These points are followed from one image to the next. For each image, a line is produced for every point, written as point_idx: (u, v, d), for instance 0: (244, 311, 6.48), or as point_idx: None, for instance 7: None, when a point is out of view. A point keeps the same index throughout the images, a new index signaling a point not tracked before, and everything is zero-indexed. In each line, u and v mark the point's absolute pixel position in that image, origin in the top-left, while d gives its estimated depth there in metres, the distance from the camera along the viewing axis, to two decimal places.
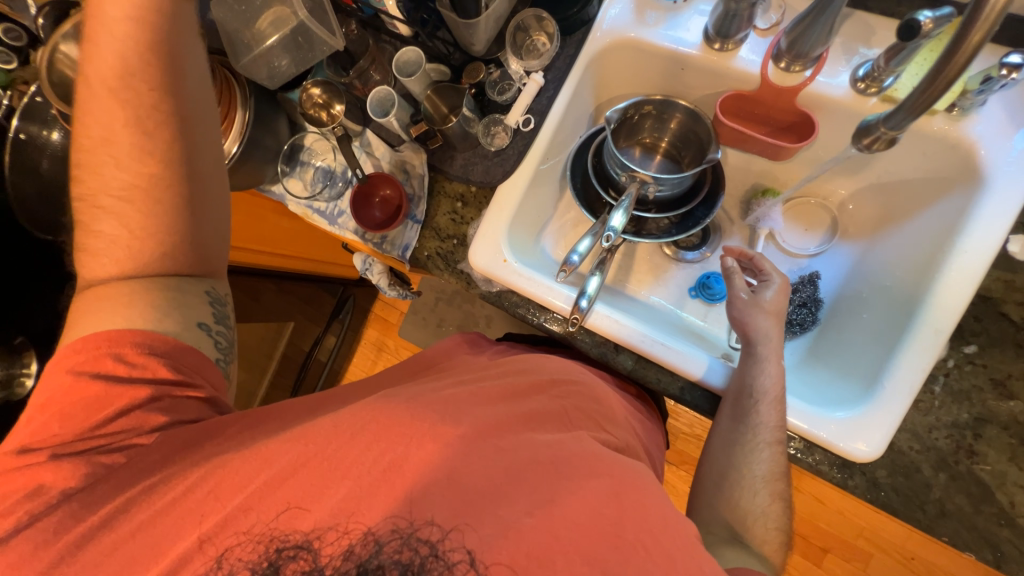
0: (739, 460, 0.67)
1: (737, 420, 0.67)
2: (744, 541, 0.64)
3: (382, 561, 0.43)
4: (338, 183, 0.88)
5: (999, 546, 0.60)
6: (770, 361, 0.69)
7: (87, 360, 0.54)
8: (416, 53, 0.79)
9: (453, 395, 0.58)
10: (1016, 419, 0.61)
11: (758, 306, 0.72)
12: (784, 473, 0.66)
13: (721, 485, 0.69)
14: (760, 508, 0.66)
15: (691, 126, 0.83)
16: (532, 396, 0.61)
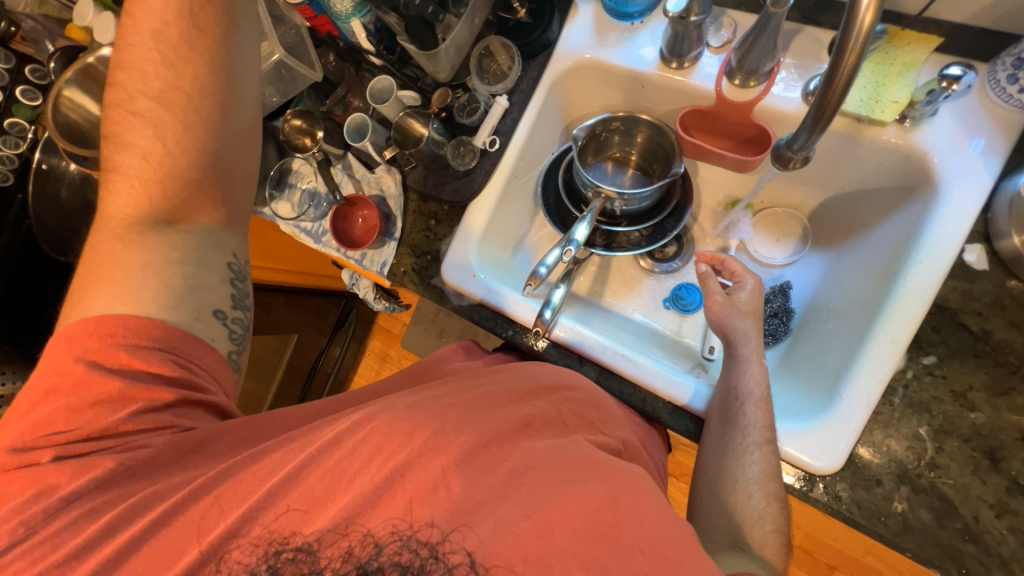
0: (731, 464, 0.63)
1: (726, 424, 0.66)
2: (743, 543, 0.58)
3: (382, 564, 0.43)
4: (323, 204, 0.93)
5: (965, 562, 0.58)
6: (751, 361, 0.69)
7: (99, 349, 0.52)
8: (389, 81, 0.84)
9: (457, 401, 0.55)
10: (977, 432, 0.60)
11: (735, 307, 0.73)
12: (777, 472, 0.62)
13: (717, 493, 0.64)
14: (756, 509, 0.60)
15: (657, 140, 0.84)
16: (534, 401, 0.59)
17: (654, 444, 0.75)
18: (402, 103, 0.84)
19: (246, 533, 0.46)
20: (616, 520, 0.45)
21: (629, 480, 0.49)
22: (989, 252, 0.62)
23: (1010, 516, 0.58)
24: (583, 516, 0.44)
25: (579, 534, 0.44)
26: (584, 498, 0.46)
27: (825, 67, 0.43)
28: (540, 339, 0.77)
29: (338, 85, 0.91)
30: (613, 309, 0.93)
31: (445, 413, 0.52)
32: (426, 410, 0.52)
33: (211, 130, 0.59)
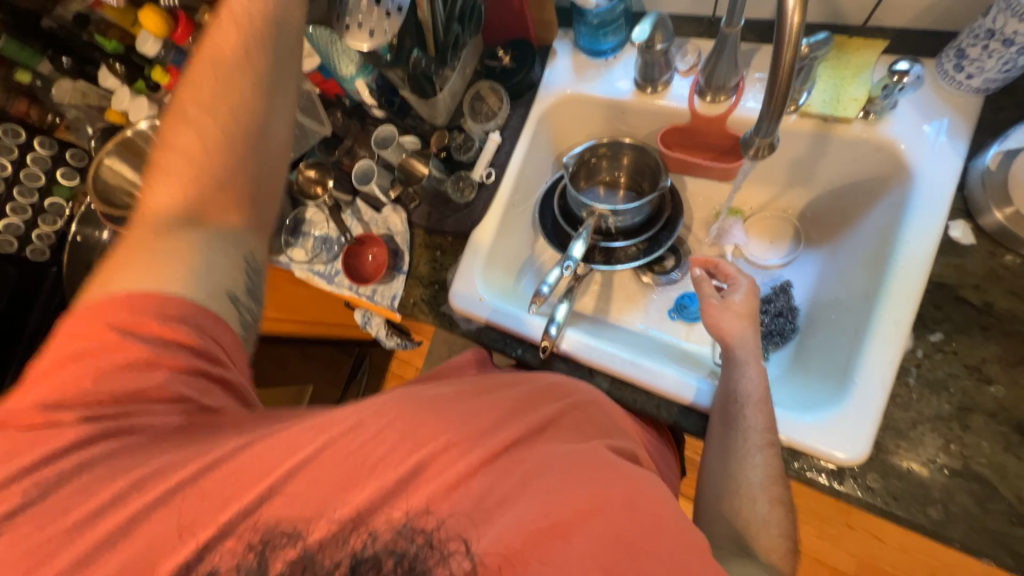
0: (734, 469, 0.62)
1: (726, 429, 0.65)
2: (750, 552, 0.57)
3: (376, 552, 0.44)
4: (334, 247, 0.98)
5: (1017, 547, 0.55)
6: (750, 364, 0.68)
7: (129, 318, 0.52)
8: (391, 130, 0.92)
9: (473, 402, 0.54)
10: (1001, 407, 0.59)
11: (729, 309, 0.72)
12: (781, 475, 0.61)
13: (720, 496, 0.63)
14: (760, 514, 0.60)
15: (641, 159, 0.90)
16: (548, 405, 0.57)
17: (659, 454, 0.74)
18: (404, 147, 0.92)
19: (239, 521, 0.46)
20: (637, 528, 0.45)
21: (637, 483, 0.48)
22: (973, 226, 0.64)
23: None
24: (601, 524, 0.44)
25: (596, 545, 0.43)
26: (594, 502, 0.46)
27: (770, 59, 0.48)
28: (544, 353, 0.79)
29: (344, 137, 0.98)
30: (619, 325, 0.95)
31: (461, 414, 0.52)
32: (438, 405, 0.53)
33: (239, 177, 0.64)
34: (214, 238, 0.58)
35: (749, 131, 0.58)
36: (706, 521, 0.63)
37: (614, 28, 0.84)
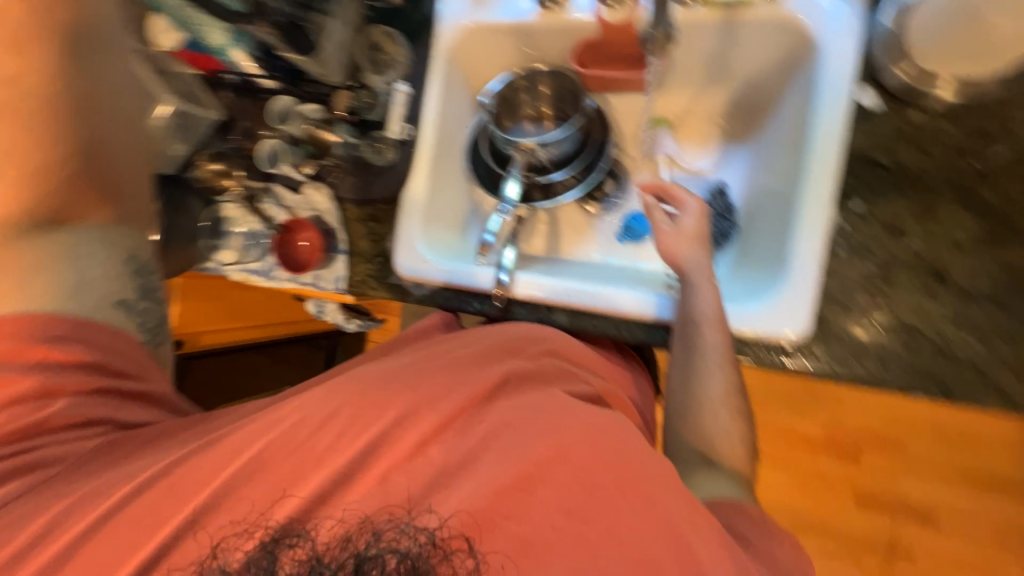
0: (696, 388, 0.65)
1: (687, 351, 0.66)
2: (714, 462, 0.62)
3: (380, 550, 0.44)
4: (262, 241, 0.91)
5: (942, 378, 0.61)
6: (705, 285, 0.68)
7: (17, 349, 0.54)
8: (288, 100, 0.86)
9: (430, 368, 0.57)
10: (919, 257, 0.63)
11: (683, 236, 0.72)
12: (738, 387, 0.65)
13: (683, 415, 0.66)
14: (721, 428, 0.64)
15: (559, 83, 0.86)
16: (518, 360, 0.60)
17: (626, 374, 0.77)
18: (308, 117, 0.85)
19: (236, 518, 0.48)
20: (610, 455, 0.47)
21: (605, 421, 0.50)
22: (879, 90, 0.65)
23: (967, 322, 0.61)
24: (574, 457, 0.47)
25: (574, 478, 0.46)
26: (568, 443, 0.48)
27: None
28: (500, 301, 0.79)
29: (241, 118, 0.90)
30: (572, 258, 0.95)
31: (423, 391, 0.53)
32: (404, 386, 0.54)
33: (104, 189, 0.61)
34: (78, 244, 0.59)
35: None
36: (671, 438, 0.67)
37: None
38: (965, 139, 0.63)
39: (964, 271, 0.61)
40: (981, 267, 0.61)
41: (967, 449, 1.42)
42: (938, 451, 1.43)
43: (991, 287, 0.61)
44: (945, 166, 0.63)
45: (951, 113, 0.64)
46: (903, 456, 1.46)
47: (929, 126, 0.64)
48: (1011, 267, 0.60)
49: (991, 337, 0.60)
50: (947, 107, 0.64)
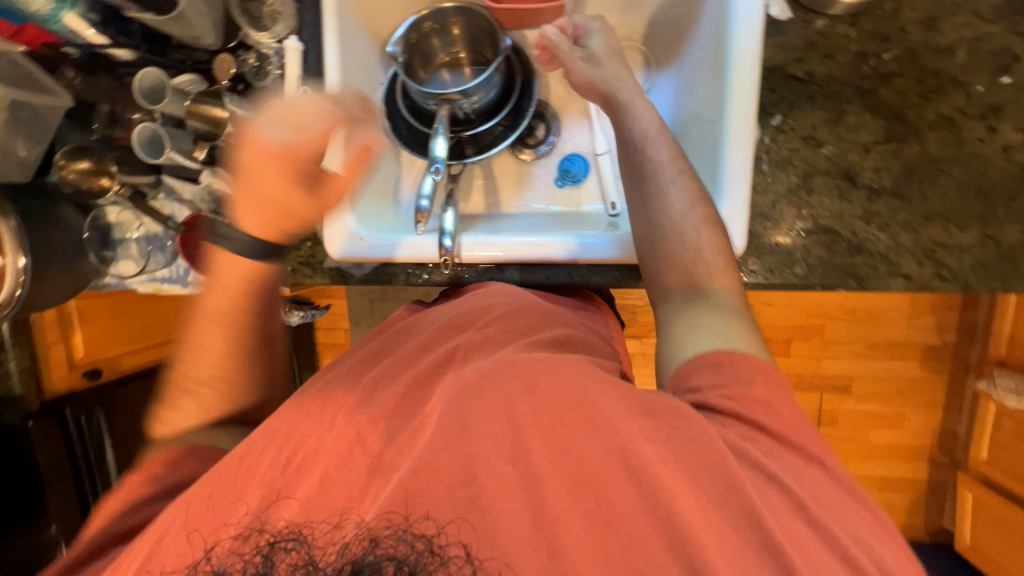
0: (656, 210, 0.66)
1: (637, 177, 0.68)
2: (699, 285, 0.62)
3: (377, 557, 0.40)
4: (167, 245, 0.82)
5: (860, 272, 0.67)
6: (636, 106, 0.70)
7: (134, 481, 0.57)
8: (156, 73, 0.70)
9: (382, 374, 0.59)
10: (832, 162, 0.67)
11: (596, 60, 0.73)
12: (703, 191, 0.66)
13: (655, 247, 0.66)
14: (694, 248, 0.63)
15: (472, 23, 0.80)
16: (456, 334, 0.63)
17: (589, 315, 0.77)
18: (184, 92, 0.72)
19: (235, 520, 0.47)
20: (559, 401, 0.48)
21: (544, 367, 0.51)
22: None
23: (877, 218, 0.66)
24: (524, 413, 0.48)
25: (528, 433, 0.47)
26: (517, 397, 0.49)
27: None
28: (449, 267, 0.76)
29: (98, 102, 0.74)
30: (514, 211, 0.93)
31: (365, 394, 0.56)
32: (349, 392, 0.56)
33: (252, 342, 0.63)
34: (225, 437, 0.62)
35: None
36: (653, 290, 0.66)
37: None
38: (866, 42, 0.65)
39: (870, 169, 0.66)
40: (885, 164, 0.66)
41: (874, 325, 1.64)
42: (852, 332, 1.65)
43: (893, 181, 0.66)
44: (851, 70, 0.65)
45: (853, 16, 0.65)
46: (823, 342, 1.67)
47: (833, 32, 0.65)
48: (909, 161, 0.65)
49: (897, 227, 0.66)
50: (847, 11, 0.64)
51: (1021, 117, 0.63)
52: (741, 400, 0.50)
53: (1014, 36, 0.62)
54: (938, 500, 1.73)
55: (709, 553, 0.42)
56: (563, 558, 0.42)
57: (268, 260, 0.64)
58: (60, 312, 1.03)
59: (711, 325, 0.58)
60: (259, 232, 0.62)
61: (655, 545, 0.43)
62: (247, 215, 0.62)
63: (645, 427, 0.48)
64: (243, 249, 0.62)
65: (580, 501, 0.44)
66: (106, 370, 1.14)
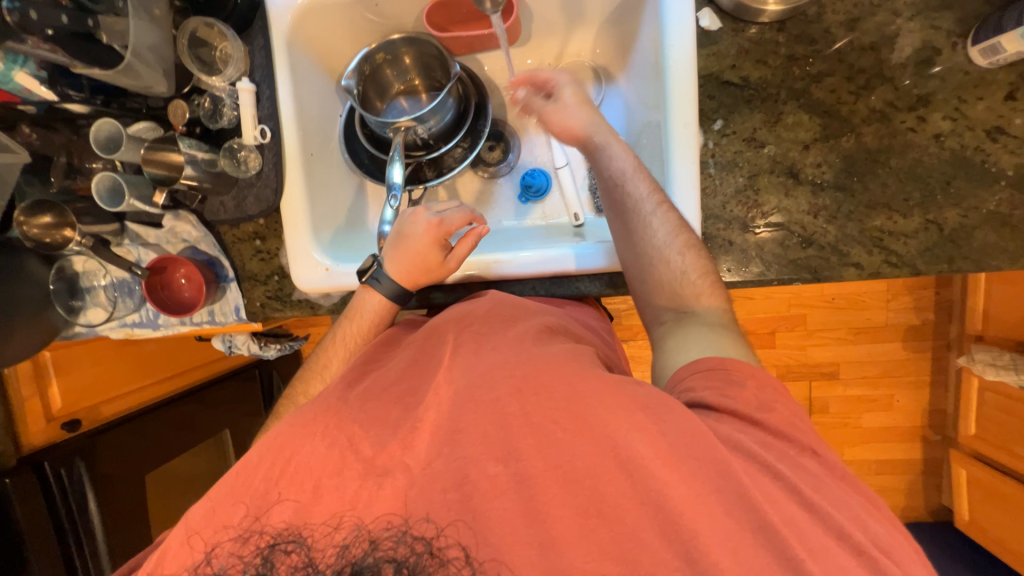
0: (643, 246, 0.66)
1: (621, 218, 0.68)
2: (690, 310, 0.64)
3: (377, 560, 0.43)
4: (135, 289, 0.83)
5: (813, 265, 0.69)
6: (611, 145, 0.70)
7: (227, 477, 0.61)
8: (111, 123, 0.71)
9: (373, 386, 0.57)
10: (776, 161, 0.69)
11: (568, 105, 0.73)
12: (683, 223, 0.66)
13: (645, 280, 0.66)
14: (682, 271, 0.65)
15: (421, 52, 0.82)
16: (439, 345, 0.60)
17: (579, 311, 0.76)
18: (141, 138, 0.72)
19: (232, 521, 0.47)
20: (548, 401, 0.47)
21: (535, 367, 0.50)
22: (716, 10, 0.68)
23: (824, 212, 0.69)
24: (512, 412, 0.47)
25: (517, 433, 0.46)
26: (506, 399, 0.47)
27: None
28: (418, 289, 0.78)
29: (54, 155, 0.75)
30: None
31: (357, 404, 0.53)
32: (339, 401, 0.54)
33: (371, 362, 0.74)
34: None
35: None
36: (645, 310, 0.68)
37: None
38: (794, 45, 0.67)
39: (812, 164, 0.68)
40: (824, 159, 0.68)
41: (852, 310, 1.67)
42: (832, 318, 1.68)
43: (834, 174, 0.68)
44: (783, 73, 0.68)
45: (779, 22, 0.68)
46: (806, 331, 1.70)
47: (763, 39, 0.68)
48: (848, 154, 0.68)
49: (842, 219, 0.68)
50: (774, 18, 0.67)
51: (948, 107, 0.65)
52: (742, 400, 0.51)
53: (933, 30, 0.65)
54: (934, 478, 1.74)
55: (706, 543, 0.41)
56: (557, 554, 0.42)
57: (397, 302, 0.74)
58: (35, 364, 1.05)
59: (700, 338, 0.60)
60: (405, 283, 0.74)
61: (649, 534, 0.42)
62: (399, 271, 0.73)
63: (637, 416, 0.46)
64: (392, 291, 0.73)
65: (569, 493, 0.44)
66: (85, 420, 1.13)
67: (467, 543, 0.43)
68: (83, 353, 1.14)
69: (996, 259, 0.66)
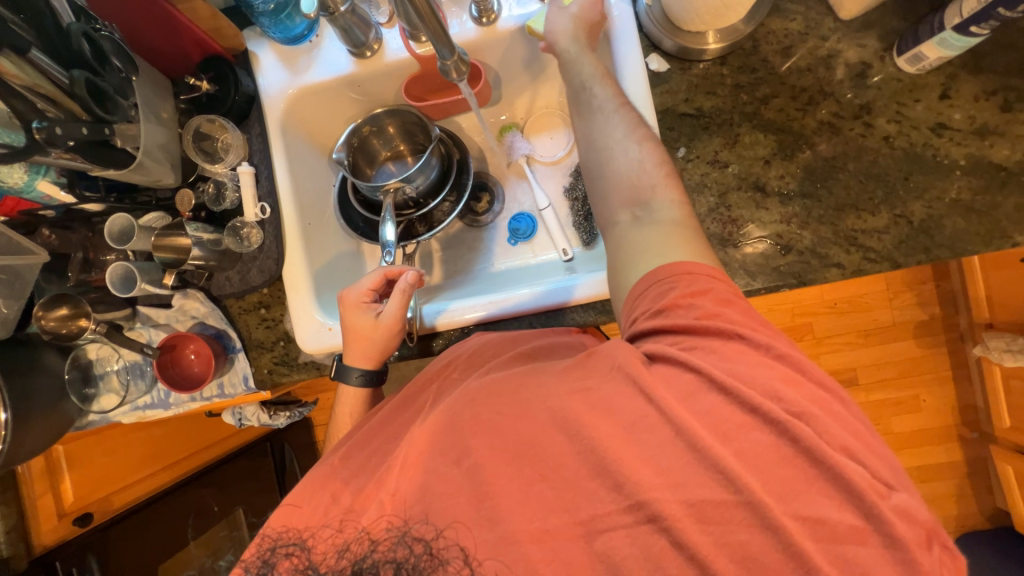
0: (601, 140, 0.67)
1: (584, 112, 0.70)
2: (644, 202, 0.63)
3: (376, 560, 0.45)
4: (146, 370, 0.85)
5: (795, 269, 0.71)
6: (585, 54, 0.71)
7: None
8: (124, 217, 0.77)
9: (365, 434, 0.60)
10: (741, 178, 0.73)
11: (566, 14, 0.72)
12: (644, 127, 0.67)
13: (603, 173, 0.66)
14: (633, 163, 0.64)
15: (402, 122, 0.89)
16: (423, 390, 0.66)
17: (565, 332, 0.75)
18: (152, 228, 0.78)
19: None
20: (495, 397, 0.50)
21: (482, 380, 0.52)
22: (663, 55, 0.76)
23: (796, 217, 0.72)
24: (463, 419, 0.49)
25: (467, 434, 0.48)
26: (461, 410, 0.50)
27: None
28: (414, 339, 0.81)
29: (71, 251, 0.80)
30: (476, 275, 0.98)
31: (346, 457, 0.56)
32: (331, 459, 0.56)
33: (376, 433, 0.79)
34: None
35: (444, 61, 0.67)
36: (602, 212, 0.66)
37: (294, 7, 0.76)
38: (738, 75, 0.74)
39: (776, 177, 0.73)
40: (786, 171, 0.72)
41: (857, 312, 1.67)
42: (840, 323, 1.68)
43: (798, 184, 0.72)
44: (732, 100, 0.74)
45: (721, 57, 0.75)
46: (816, 339, 1.69)
47: (709, 73, 0.75)
48: (807, 164, 0.72)
49: (815, 223, 0.72)
50: (717, 54, 0.74)
51: (889, 111, 0.71)
52: (679, 308, 0.52)
53: (861, 48, 0.72)
54: (983, 480, 1.63)
55: (648, 488, 0.43)
56: (511, 533, 0.44)
57: (376, 380, 0.78)
58: (48, 459, 1.04)
59: (653, 240, 0.59)
60: (369, 366, 0.77)
61: (585, 480, 0.44)
62: (358, 359, 0.76)
63: (574, 383, 0.49)
64: (364, 377, 0.77)
65: (527, 493, 0.45)
66: (97, 513, 1.12)
67: (467, 545, 0.45)
68: (96, 443, 1.12)
69: (970, 244, 0.68)
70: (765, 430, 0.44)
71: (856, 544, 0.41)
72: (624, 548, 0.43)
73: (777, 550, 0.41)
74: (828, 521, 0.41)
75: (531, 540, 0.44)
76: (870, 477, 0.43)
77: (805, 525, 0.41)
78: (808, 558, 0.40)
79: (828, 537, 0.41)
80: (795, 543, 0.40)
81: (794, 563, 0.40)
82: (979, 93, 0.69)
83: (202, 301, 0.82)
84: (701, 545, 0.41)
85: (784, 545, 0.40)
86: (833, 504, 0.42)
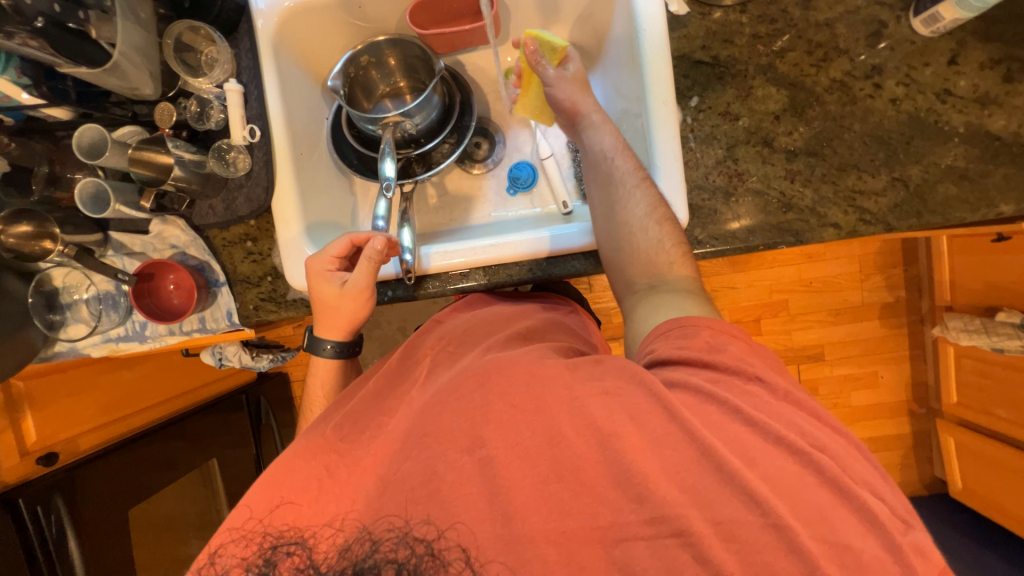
0: (619, 212, 0.69)
1: (603, 185, 0.71)
2: (663, 277, 0.66)
3: (377, 560, 0.45)
4: (120, 301, 0.80)
5: (795, 228, 0.72)
6: (603, 125, 0.74)
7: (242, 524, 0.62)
8: (95, 129, 0.70)
9: (358, 407, 0.61)
10: (750, 132, 0.73)
11: (568, 82, 0.76)
12: (661, 200, 0.69)
13: (620, 249, 0.69)
14: (652, 240, 0.67)
15: (404, 52, 0.83)
16: (415, 367, 0.67)
17: (564, 311, 0.78)
18: (126, 143, 0.72)
19: (245, 527, 0.51)
20: (508, 386, 0.50)
21: (495, 363, 0.53)
22: None
23: (798, 176, 0.72)
24: (475, 406, 0.49)
25: (483, 421, 0.48)
26: (472, 395, 0.50)
27: None
28: (411, 280, 0.78)
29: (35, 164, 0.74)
30: (473, 224, 0.96)
31: (340, 428, 0.57)
32: (322, 434, 0.57)
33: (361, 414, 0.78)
34: None
35: None
36: (619, 279, 0.69)
37: None
38: (757, 25, 0.73)
39: (784, 133, 0.73)
40: (795, 127, 0.73)
41: (830, 292, 1.73)
42: (814, 301, 1.74)
43: (805, 141, 0.73)
44: (749, 51, 0.73)
45: (741, 4, 0.73)
46: (789, 315, 1.75)
47: (728, 20, 0.74)
48: (815, 122, 0.72)
49: (817, 182, 0.72)
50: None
51: (899, 74, 0.71)
52: (699, 349, 0.53)
53: (879, 6, 0.72)
54: (925, 451, 1.77)
55: (656, 487, 0.44)
56: (518, 523, 0.44)
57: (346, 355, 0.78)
58: (7, 395, 0.98)
59: (669, 303, 0.62)
60: (340, 338, 0.76)
61: (605, 488, 0.45)
62: (326, 330, 0.75)
63: (593, 386, 0.50)
64: (333, 349, 0.77)
65: (542, 491, 0.45)
66: (63, 453, 1.04)
67: (467, 545, 0.44)
68: (59, 383, 1.07)
69: (960, 211, 0.70)
70: (777, 452, 0.45)
71: (853, 539, 0.42)
72: (644, 559, 0.43)
73: (786, 548, 0.41)
74: (840, 533, 0.42)
75: (547, 541, 0.44)
76: (874, 499, 0.44)
77: (817, 537, 0.42)
78: (801, 545, 0.41)
79: (839, 544, 0.42)
80: (806, 539, 0.41)
81: (796, 560, 0.41)
82: (986, 61, 0.70)
83: (182, 224, 0.77)
84: (697, 526, 0.42)
85: (787, 543, 0.41)
86: (840, 516, 0.43)
